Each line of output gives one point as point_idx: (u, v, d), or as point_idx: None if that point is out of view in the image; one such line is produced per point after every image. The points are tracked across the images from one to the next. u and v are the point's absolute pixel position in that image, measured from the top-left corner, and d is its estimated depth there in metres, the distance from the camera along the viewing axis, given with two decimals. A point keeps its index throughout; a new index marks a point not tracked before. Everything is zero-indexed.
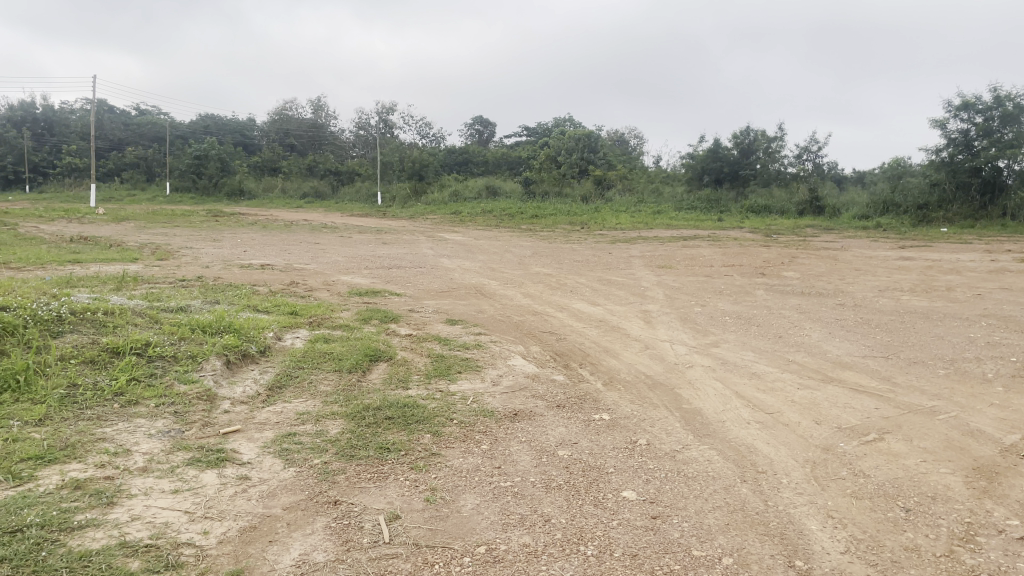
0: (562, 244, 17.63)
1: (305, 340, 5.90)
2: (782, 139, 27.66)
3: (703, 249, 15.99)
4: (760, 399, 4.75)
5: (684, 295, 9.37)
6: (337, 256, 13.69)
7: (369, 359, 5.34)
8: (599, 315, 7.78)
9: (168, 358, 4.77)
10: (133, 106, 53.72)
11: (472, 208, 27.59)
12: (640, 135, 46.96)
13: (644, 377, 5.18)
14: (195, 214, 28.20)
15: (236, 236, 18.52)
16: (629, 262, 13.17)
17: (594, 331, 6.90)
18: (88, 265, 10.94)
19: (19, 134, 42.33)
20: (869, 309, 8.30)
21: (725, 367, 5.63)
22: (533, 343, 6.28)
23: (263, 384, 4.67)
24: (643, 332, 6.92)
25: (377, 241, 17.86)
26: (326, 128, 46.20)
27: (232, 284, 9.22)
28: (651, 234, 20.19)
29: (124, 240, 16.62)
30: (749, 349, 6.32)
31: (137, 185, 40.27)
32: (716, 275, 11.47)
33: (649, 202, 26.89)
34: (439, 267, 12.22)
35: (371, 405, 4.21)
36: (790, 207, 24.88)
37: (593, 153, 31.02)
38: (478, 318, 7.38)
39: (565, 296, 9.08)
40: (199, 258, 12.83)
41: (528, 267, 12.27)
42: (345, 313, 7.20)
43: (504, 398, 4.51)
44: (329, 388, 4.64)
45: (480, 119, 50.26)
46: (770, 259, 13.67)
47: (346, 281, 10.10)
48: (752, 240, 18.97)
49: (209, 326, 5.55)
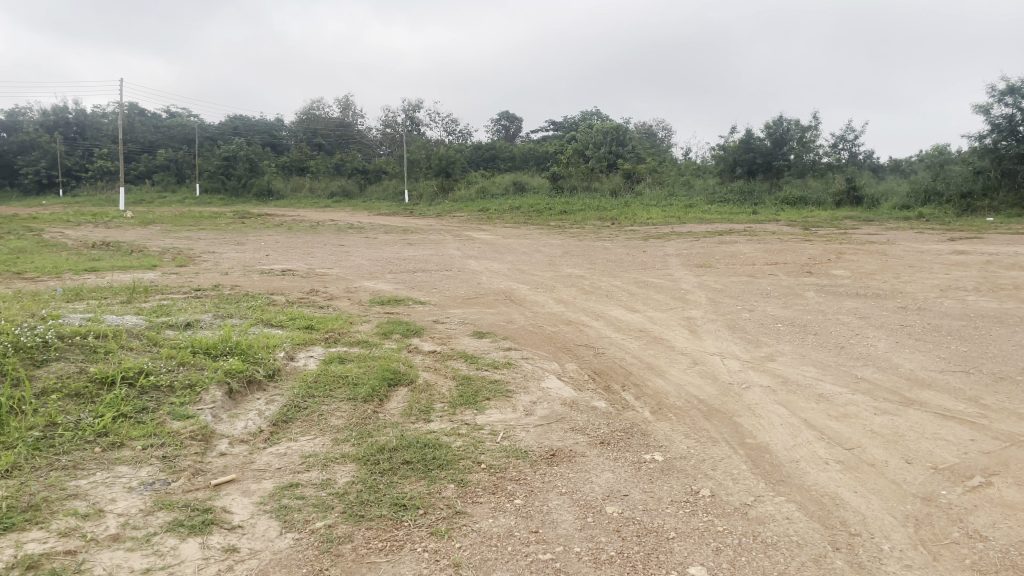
0: (593, 241, 17.00)
1: (319, 361, 5.37)
2: (817, 127, 26.68)
3: (742, 245, 15.26)
4: (835, 431, 4.12)
5: (728, 299, 8.71)
6: (361, 260, 13.21)
7: (387, 385, 4.78)
8: (639, 324, 7.17)
9: (163, 388, 4.28)
10: (164, 109, 54.04)
11: (499, 204, 27.06)
12: (668, 127, 46.01)
13: (697, 403, 4.57)
14: (222, 215, 28.01)
15: (260, 239, 18.17)
16: (665, 261, 12.52)
17: (635, 343, 6.30)
18: (105, 274, 10.58)
19: (52, 138, 42.65)
20: (934, 312, 7.58)
21: (787, 388, 5.00)
22: (569, 360, 5.70)
23: (267, 417, 4.14)
24: (689, 344, 6.30)
25: (403, 241, 17.37)
26: (353, 127, 45.96)
27: (249, 293, 8.78)
28: (685, 229, 19.48)
29: (147, 245, 16.33)
30: (810, 365, 5.67)
31: (168, 187, 40.38)
32: (760, 274, 10.77)
33: (681, 196, 26.11)
34: (466, 270, 11.67)
35: (388, 444, 3.66)
36: (826, 198, 23.96)
37: (622, 147, 30.14)
38: (508, 329, 6.83)
39: (600, 301, 8.48)
40: (220, 264, 12.44)
41: (560, 269, 11.68)
42: (365, 327, 6.68)
43: (538, 433, 3.94)
44: (340, 421, 4.10)
45: (506, 114, 49.66)
46: (815, 255, 12.91)
47: (368, 288, 9.60)
48: (792, 235, 18.17)
49: (213, 347, 5.06)
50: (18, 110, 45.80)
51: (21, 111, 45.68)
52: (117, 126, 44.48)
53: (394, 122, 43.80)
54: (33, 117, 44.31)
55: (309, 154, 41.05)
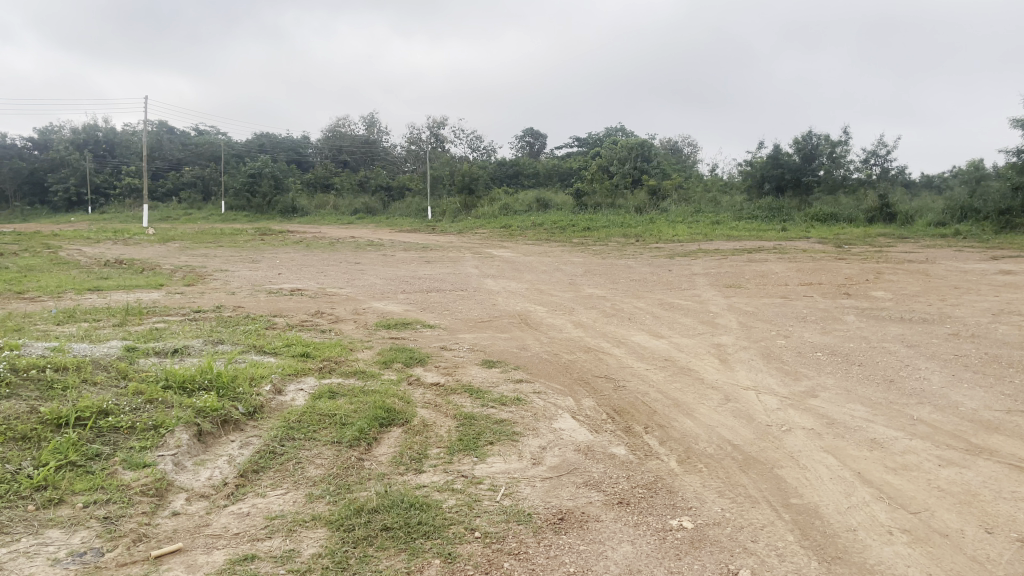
0: (616, 259, 16.42)
1: (308, 395, 4.85)
2: (847, 142, 25.89)
3: (772, 264, 14.57)
4: (897, 489, 3.51)
5: (761, 323, 8.09)
6: (375, 278, 12.76)
7: (379, 425, 4.24)
8: (664, 352, 6.59)
9: (123, 430, 3.79)
10: (192, 127, 54.52)
11: (522, 221, 26.59)
12: (694, 143, 45.36)
13: (731, 451, 3.98)
14: (242, 232, 27.84)
15: (277, 256, 17.84)
16: (692, 280, 11.90)
17: (660, 375, 5.71)
18: (108, 294, 10.19)
19: (81, 155, 42.99)
20: (990, 340, 6.90)
21: (833, 431, 4.40)
22: (587, 394, 5.14)
23: (237, 466, 3.63)
24: (720, 377, 5.70)
25: (421, 259, 16.95)
26: (377, 144, 45.89)
27: (249, 315, 8.32)
28: (712, 247, 18.84)
29: (161, 263, 16.03)
30: (857, 404, 5.05)
31: (194, 204, 40.43)
32: (793, 295, 10.13)
33: (707, 212, 25.45)
34: (483, 290, 11.17)
35: (367, 505, 3.12)
36: (858, 215, 23.19)
37: (647, 163, 29.55)
38: (521, 357, 6.27)
39: (623, 325, 7.89)
40: (228, 283, 12.04)
41: (581, 289, 11.13)
42: (365, 354, 6.17)
43: (546, 488, 3.38)
44: (319, 471, 3.57)
45: (530, 130, 49.31)
46: (851, 275, 12.21)
47: (377, 309, 9.11)
48: (824, 253, 17.44)
49: (189, 380, 4.58)
50: (50, 128, 46.31)
51: (52, 130, 46.19)
52: (145, 143, 44.80)
53: (418, 139, 43.64)
54: (64, 136, 44.75)
55: (333, 171, 41.01)
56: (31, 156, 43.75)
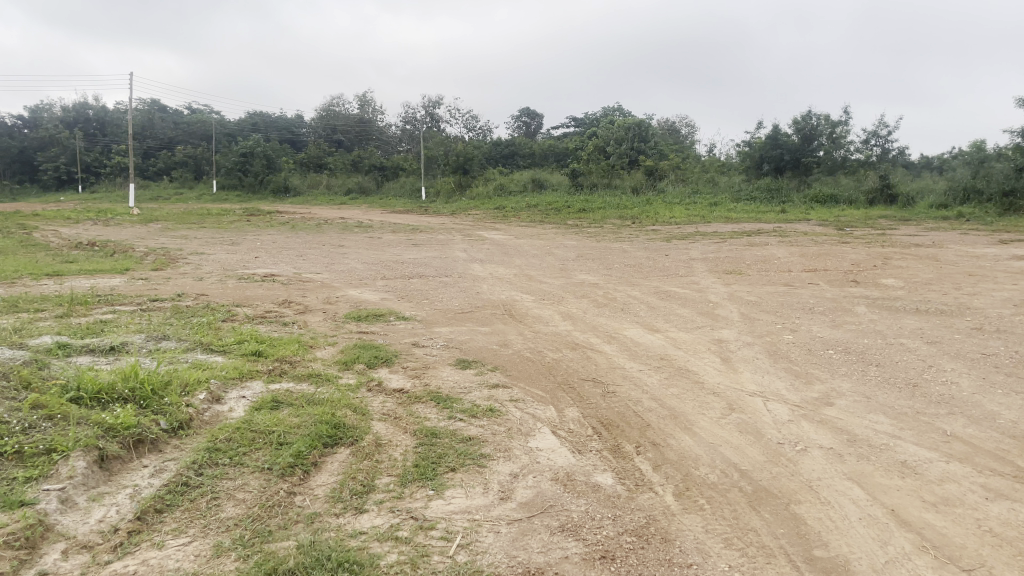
0: (610, 242, 15.74)
1: (248, 405, 4.20)
2: (847, 121, 25.22)
3: (774, 247, 13.92)
4: (940, 535, 2.88)
5: (765, 315, 7.45)
6: (356, 263, 12.08)
7: (324, 446, 3.59)
8: (660, 349, 5.94)
9: (7, 456, 3.16)
10: (185, 107, 53.54)
11: (516, 202, 25.88)
12: (691, 124, 44.51)
13: (738, 481, 3.35)
14: (229, 213, 27.06)
15: (260, 238, 17.14)
16: (690, 266, 11.24)
17: (655, 378, 5.08)
18: (66, 280, 9.50)
19: (71, 134, 42.05)
20: (1017, 336, 6.26)
21: (855, 453, 3.77)
22: (571, 402, 4.49)
23: (137, 504, 2.98)
24: (723, 380, 5.07)
25: (408, 242, 16.27)
26: (372, 123, 45.00)
27: (209, 305, 7.65)
28: (710, 229, 18.17)
29: (137, 245, 15.31)
30: (880, 415, 4.41)
31: (185, 183, 39.57)
32: (798, 283, 9.48)
33: (705, 193, 24.75)
34: (468, 276, 10.51)
35: (282, 564, 2.49)
36: (858, 197, 22.52)
37: (645, 143, 28.82)
38: (500, 355, 5.62)
39: (615, 317, 7.24)
40: (201, 268, 11.35)
41: (573, 275, 10.48)
42: (325, 353, 5.50)
43: (511, 536, 2.75)
44: (238, 510, 2.93)
45: (526, 110, 48.44)
46: (858, 260, 11.55)
47: (350, 298, 8.43)
48: (826, 236, 16.80)
49: (105, 390, 3.92)
50: (39, 106, 45.35)
51: (42, 108, 45.23)
52: (135, 122, 43.86)
53: (414, 118, 42.77)
54: (54, 115, 43.79)
55: (327, 151, 40.15)
56: (19, 135, 42.84)
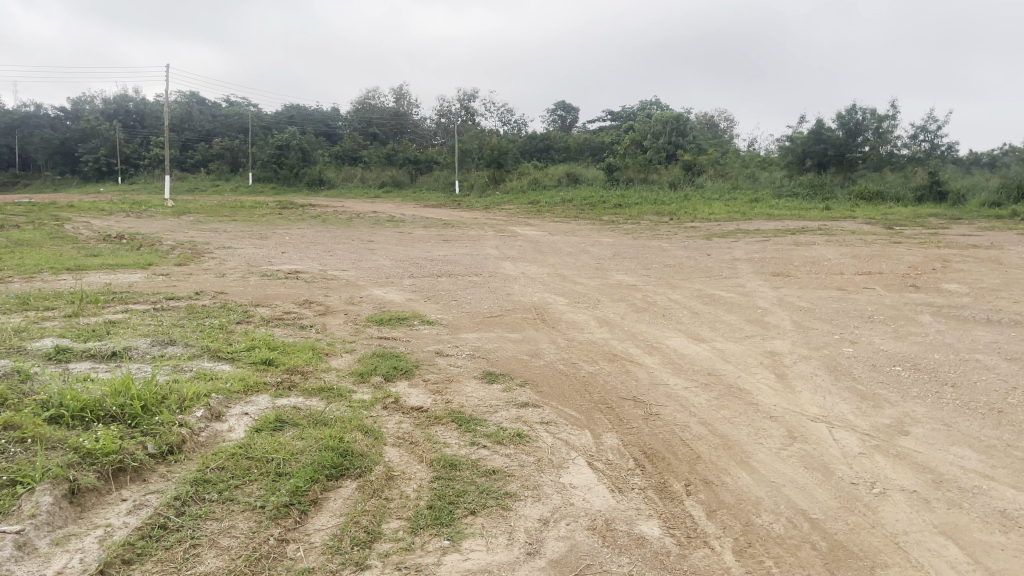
0: (648, 240, 15.13)
1: (249, 426, 3.77)
2: (895, 116, 24.26)
3: (822, 247, 13.24)
4: None
5: (819, 324, 6.88)
6: (384, 260, 11.69)
7: (327, 480, 3.14)
8: (706, 362, 5.42)
9: None
10: (224, 99, 53.87)
11: (551, 197, 25.33)
12: (731, 118, 43.48)
13: (810, 535, 2.83)
14: (263, 206, 26.93)
15: (290, 233, 16.87)
16: (734, 267, 10.62)
17: (703, 397, 4.57)
18: (85, 275, 9.24)
19: (112, 126, 42.41)
20: None
21: (944, 499, 3.22)
22: (610, 427, 3.99)
23: (104, 551, 2.55)
24: (779, 402, 4.54)
25: (439, 238, 15.86)
26: (407, 116, 44.75)
27: (226, 305, 7.29)
28: (752, 227, 17.46)
29: (165, 238, 15.10)
30: (965, 448, 3.86)
31: (221, 175, 39.65)
32: (852, 288, 8.85)
33: (745, 189, 23.97)
34: (499, 275, 10.06)
35: None
36: (906, 194, 21.59)
37: (682, 138, 28.12)
38: (531, 367, 5.16)
39: (656, 324, 6.72)
40: (225, 264, 11.03)
41: (610, 275, 9.97)
42: (340, 363, 5.07)
43: None
44: (218, 564, 2.50)
45: (562, 103, 47.75)
46: (914, 262, 10.84)
47: (374, 299, 8.02)
48: (875, 235, 16.00)
49: (92, 407, 3.53)
50: (82, 98, 45.89)
51: (84, 100, 45.78)
52: (174, 115, 44.09)
53: (448, 112, 42.35)
54: (96, 107, 44.23)
55: (362, 144, 39.95)
56: (61, 127, 43.39)
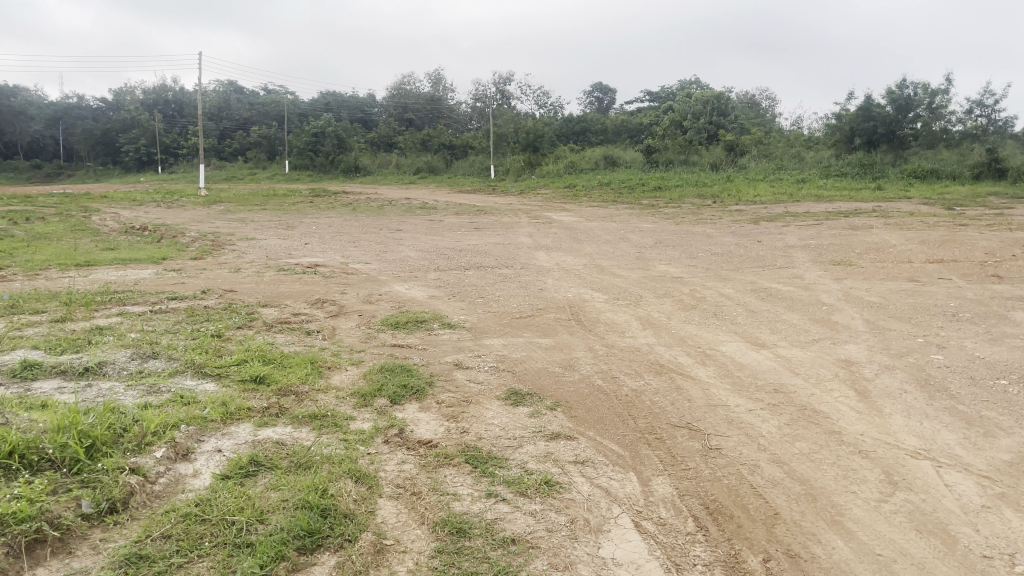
0: (692, 226, 14.21)
1: (216, 471, 3.07)
2: (949, 89, 22.82)
3: (882, 232, 12.17)
4: None
5: (897, 324, 5.99)
6: (410, 251, 10.98)
7: (296, 556, 2.44)
8: (771, 375, 4.60)
9: None
10: (262, 89, 53.72)
11: (588, 180, 24.44)
12: (774, 97, 41.90)
13: None
14: (296, 194, 26.44)
15: (318, 222, 16.29)
16: (789, 256, 9.69)
17: (773, 423, 3.76)
18: (93, 272, 8.70)
19: (151, 116, 42.43)
20: None
21: None
22: (660, 470, 3.20)
23: None
24: (868, 430, 3.72)
25: (471, 225, 15.11)
26: (442, 101, 44.03)
27: (229, 305, 6.65)
28: (801, 209, 16.40)
29: (188, 230, 14.59)
30: None
31: (259, 164, 39.40)
32: (925, 279, 7.89)
33: (790, 169, 22.76)
34: (532, 266, 9.30)
35: None
36: (962, 171, 20.23)
37: (724, 117, 26.85)
38: (565, 382, 4.40)
39: (708, 326, 5.91)
40: (243, 257, 10.45)
41: (652, 266, 9.15)
42: (342, 381, 4.36)
43: None
44: None
45: (599, 85, 46.56)
46: (990, 248, 9.78)
47: (393, 296, 7.31)
48: (935, 217, 14.84)
49: (23, 450, 2.89)
50: (123, 90, 46.06)
51: (126, 91, 45.90)
52: (211, 105, 43.95)
53: (484, 95, 41.54)
54: (136, 98, 44.31)
55: (397, 130, 39.34)
56: (103, 118, 43.53)
